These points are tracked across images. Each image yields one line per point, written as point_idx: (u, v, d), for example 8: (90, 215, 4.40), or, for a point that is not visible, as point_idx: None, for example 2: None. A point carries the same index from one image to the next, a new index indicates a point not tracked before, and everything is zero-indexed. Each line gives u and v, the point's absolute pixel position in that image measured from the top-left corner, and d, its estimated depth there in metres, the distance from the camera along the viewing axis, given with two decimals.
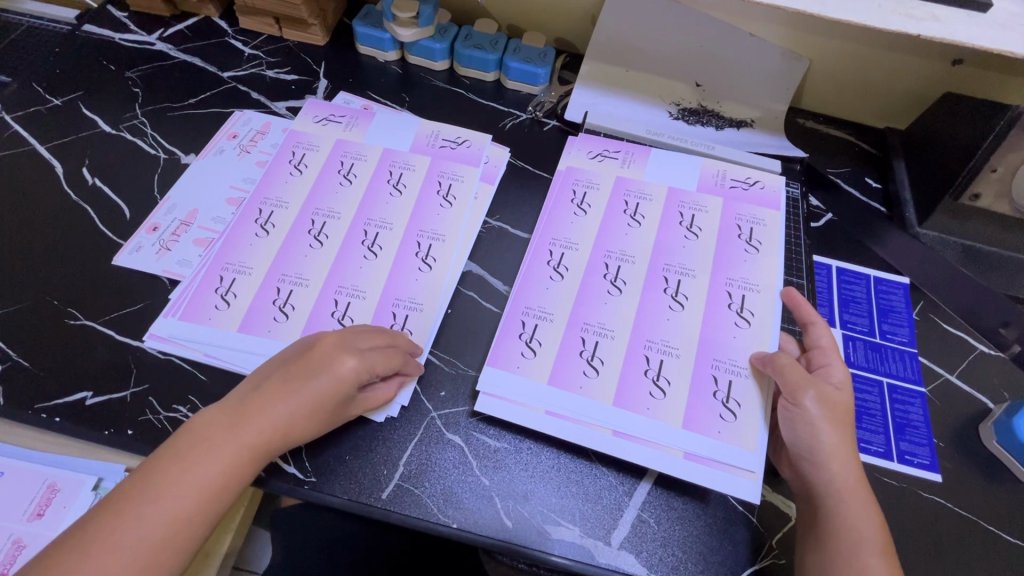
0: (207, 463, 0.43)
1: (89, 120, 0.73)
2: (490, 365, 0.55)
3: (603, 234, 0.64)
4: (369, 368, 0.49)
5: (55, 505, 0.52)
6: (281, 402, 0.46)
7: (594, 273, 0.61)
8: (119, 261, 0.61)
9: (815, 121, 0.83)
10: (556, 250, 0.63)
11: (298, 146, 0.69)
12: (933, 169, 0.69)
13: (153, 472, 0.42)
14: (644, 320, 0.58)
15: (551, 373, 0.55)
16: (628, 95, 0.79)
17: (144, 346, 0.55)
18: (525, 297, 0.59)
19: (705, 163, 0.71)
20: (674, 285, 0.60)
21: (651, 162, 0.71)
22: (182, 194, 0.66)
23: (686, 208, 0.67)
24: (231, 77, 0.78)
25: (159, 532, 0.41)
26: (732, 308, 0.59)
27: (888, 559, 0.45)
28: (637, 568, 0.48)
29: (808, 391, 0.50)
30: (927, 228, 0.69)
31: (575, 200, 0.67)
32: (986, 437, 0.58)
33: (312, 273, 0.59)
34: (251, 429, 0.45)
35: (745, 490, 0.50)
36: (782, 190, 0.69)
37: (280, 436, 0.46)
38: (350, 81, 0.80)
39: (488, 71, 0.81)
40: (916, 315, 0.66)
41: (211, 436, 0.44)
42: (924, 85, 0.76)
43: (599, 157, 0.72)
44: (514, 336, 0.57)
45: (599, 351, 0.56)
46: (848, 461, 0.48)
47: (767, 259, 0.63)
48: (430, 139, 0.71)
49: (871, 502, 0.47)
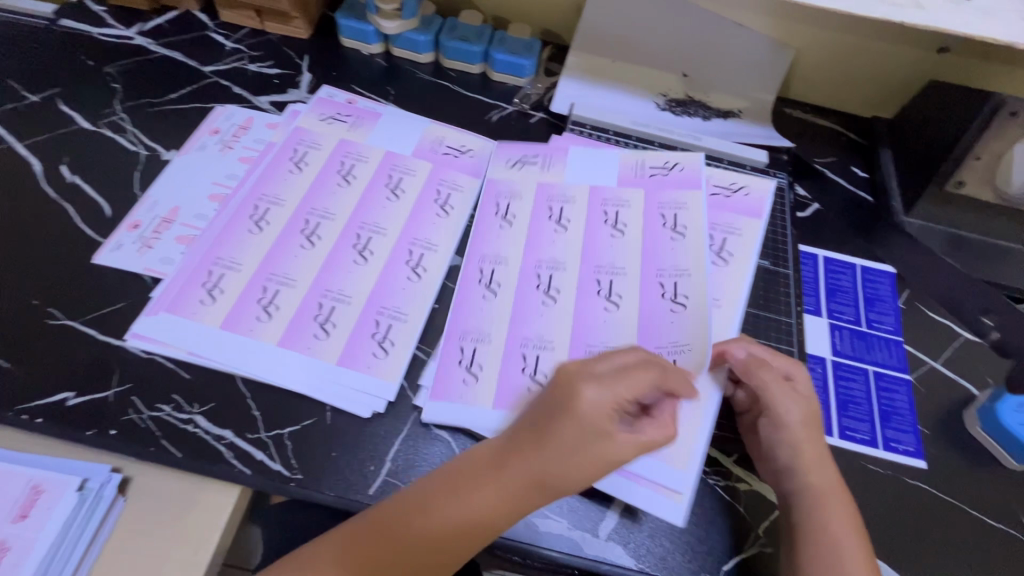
0: (468, 501, 0.45)
1: (67, 116, 0.71)
2: (431, 400, 0.53)
3: (532, 247, 0.62)
4: (610, 398, 0.45)
5: (41, 506, 0.52)
6: (537, 445, 0.45)
7: (527, 284, 0.60)
8: (100, 259, 0.60)
9: (803, 111, 0.83)
10: (486, 268, 0.61)
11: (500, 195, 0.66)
12: (918, 158, 0.69)
13: (417, 506, 0.45)
14: (581, 324, 0.57)
15: (494, 397, 0.53)
16: (614, 86, 0.79)
17: (126, 346, 0.55)
18: (461, 322, 0.57)
19: (623, 156, 0.70)
20: (606, 286, 0.60)
21: (571, 161, 0.70)
22: (164, 191, 0.65)
23: (609, 205, 0.65)
24: (212, 71, 0.77)
25: (429, 547, 0.44)
26: (665, 296, 0.59)
27: (865, 549, 0.46)
28: (625, 559, 0.48)
29: (793, 406, 0.51)
30: (913, 217, 0.70)
31: (552, 217, 0.65)
32: (970, 423, 0.59)
33: (299, 274, 0.58)
34: (511, 467, 0.45)
35: (666, 509, 0.49)
36: (702, 168, 0.68)
37: (536, 483, 0.44)
38: (334, 74, 0.79)
39: (473, 63, 0.80)
40: (902, 303, 0.67)
41: (479, 469, 0.45)
42: (910, 74, 0.76)
43: (517, 164, 0.69)
44: (455, 364, 0.55)
45: (541, 365, 0.55)
46: (827, 468, 0.49)
47: (736, 270, 0.62)
48: (434, 144, 0.71)
49: (849, 503, 0.48)
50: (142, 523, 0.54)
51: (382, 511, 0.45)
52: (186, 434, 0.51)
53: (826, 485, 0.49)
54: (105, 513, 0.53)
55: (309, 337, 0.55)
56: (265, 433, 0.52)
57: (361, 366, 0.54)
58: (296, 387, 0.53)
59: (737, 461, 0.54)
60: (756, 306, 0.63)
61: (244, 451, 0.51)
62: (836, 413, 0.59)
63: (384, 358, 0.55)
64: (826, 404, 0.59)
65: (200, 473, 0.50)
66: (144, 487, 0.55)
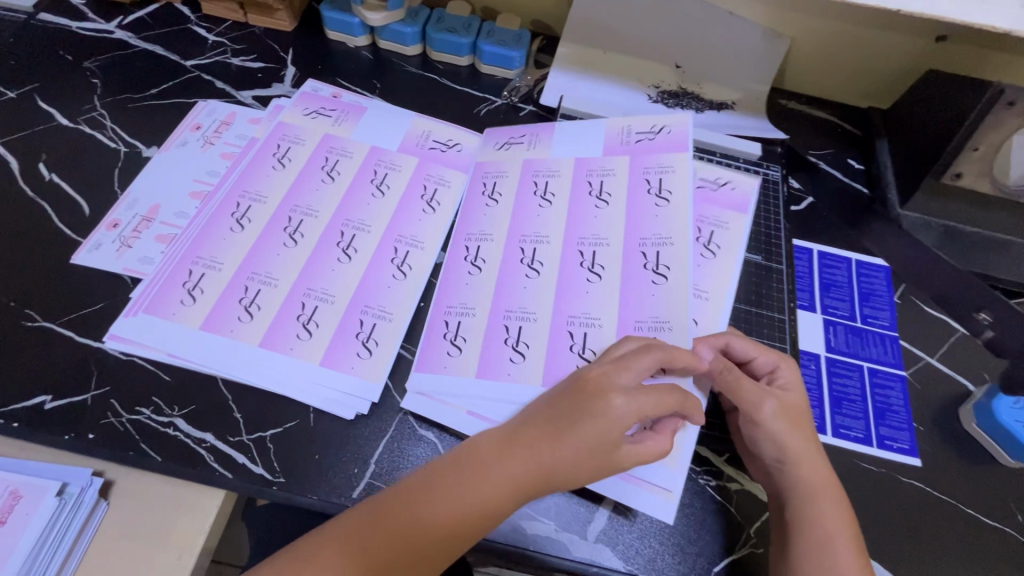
0: (471, 497, 0.44)
1: (45, 112, 0.70)
2: (416, 369, 0.53)
3: (518, 220, 0.62)
4: (637, 411, 0.45)
5: (19, 511, 0.51)
6: (553, 441, 0.45)
7: (511, 258, 0.59)
8: (78, 260, 0.59)
9: (798, 103, 0.81)
10: (472, 244, 0.61)
11: (487, 175, 0.66)
12: (914, 150, 0.68)
13: (419, 501, 0.44)
14: (564, 296, 0.56)
15: (478, 366, 0.53)
16: (604, 78, 0.77)
17: (104, 348, 0.54)
18: (446, 296, 0.57)
19: (608, 123, 0.69)
20: (589, 258, 0.59)
21: (558, 135, 0.69)
22: (145, 190, 0.64)
23: (594, 175, 0.65)
24: (194, 65, 0.76)
25: (430, 540, 0.43)
26: (647, 267, 0.58)
27: (859, 552, 0.45)
28: (614, 561, 0.48)
29: (768, 399, 0.50)
30: (909, 210, 0.67)
31: (537, 192, 0.64)
32: (965, 420, 0.58)
33: (282, 273, 0.57)
34: (523, 459, 0.45)
35: (658, 509, 0.48)
36: (689, 129, 0.67)
37: (542, 479, 0.45)
38: (319, 68, 0.78)
39: (461, 55, 0.78)
40: (897, 298, 0.66)
41: (489, 458, 0.45)
42: (907, 64, 0.74)
43: (505, 146, 0.69)
44: (439, 337, 0.55)
45: (523, 335, 0.55)
46: (817, 463, 0.48)
47: (724, 263, 0.61)
48: (421, 139, 0.70)
49: (844, 503, 0.47)
50: (124, 527, 0.53)
51: (393, 501, 0.44)
52: (165, 437, 0.50)
53: (823, 485, 0.47)
54: (87, 517, 0.52)
55: (291, 337, 0.54)
56: (246, 436, 0.50)
57: (344, 367, 0.53)
58: (274, 388, 0.52)
59: (729, 461, 0.53)
60: (748, 302, 0.62)
61: (224, 454, 0.49)
62: (829, 410, 0.58)
63: (368, 359, 0.54)
64: (819, 401, 0.58)
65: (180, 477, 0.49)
66: (127, 490, 0.54)
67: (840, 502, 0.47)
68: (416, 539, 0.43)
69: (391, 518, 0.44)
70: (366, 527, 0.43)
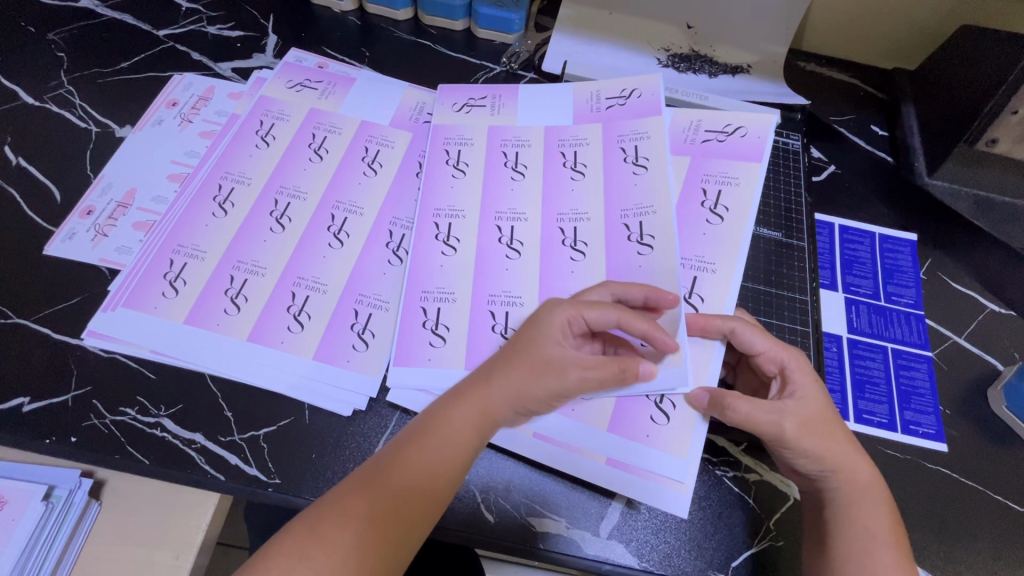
0: (436, 441, 0.43)
1: (8, 90, 0.65)
2: (396, 364, 0.49)
3: (495, 194, 0.57)
4: (574, 315, 0.46)
5: (3, 517, 0.48)
6: (504, 367, 0.45)
7: (488, 237, 0.55)
8: (51, 251, 0.55)
9: (817, 64, 0.76)
10: (442, 220, 0.56)
11: (449, 140, 0.61)
12: (946, 113, 0.63)
13: (389, 454, 0.43)
14: (549, 277, 0.53)
15: (465, 357, 0.50)
16: (610, 42, 0.72)
17: (84, 345, 0.50)
18: (421, 279, 0.53)
19: (576, 88, 0.65)
20: (570, 235, 0.55)
21: (521, 100, 0.64)
22: (119, 171, 0.60)
23: (566, 145, 0.60)
24: (167, 35, 0.70)
25: (402, 497, 0.41)
26: (631, 239, 0.54)
27: (900, 554, 0.42)
28: (628, 558, 0.45)
29: (788, 418, 0.44)
30: (937, 178, 0.63)
31: (508, 163, 0.59)
32: (994, 402, 0.54)
33: (270, 261, 0.54)
34: (479, 390, 0.45)
35: (669, 501, 0.46)
36: (660, 93, 0.63)
37: (499, 406, 0.44)
38: (302, 36, 0.72)
39: (456, 19, 0.73)
40: (923, 274, 0.62)
41: (450, 397, 0.45)
42: (936, 21, 0.69)
43: (465, 107, 0.63)
44: (418, 326, 0.51)
45: (511, 321, 0.51)
46: (856, 463, 0.45)
47: (732, 229, 0.56)
48: (414, 112, 0.65)
49: (886, 505, 0.44)
50: (118, 525, 0.52)
51: (367, 467, 0.42)
52: (152, 439, 0.47)
53: (864, 480, 0.44)
54: (79, 519, 0.50)
55: (282, 330, 0.51)
56: (238, 435, 0.48)
57: (339, 361, 0.50)
58: (264, 385, 0.49)
59: (746, 450, 0.50)
60: (767, 283, 0.58)
61: (215, 455, 0.47)
62: (852, 395, 0.55)
63: (365, 351, 0.51)
64: (840, 385, 0.55)
65: (170, 480, 0.46)
66: (119, 489, 0.53)
67: (881, 500, 0.44)
68: (391, 496, 0.41)
69: (371, 479, 0.41)
70: (349, 496, 0.40)
